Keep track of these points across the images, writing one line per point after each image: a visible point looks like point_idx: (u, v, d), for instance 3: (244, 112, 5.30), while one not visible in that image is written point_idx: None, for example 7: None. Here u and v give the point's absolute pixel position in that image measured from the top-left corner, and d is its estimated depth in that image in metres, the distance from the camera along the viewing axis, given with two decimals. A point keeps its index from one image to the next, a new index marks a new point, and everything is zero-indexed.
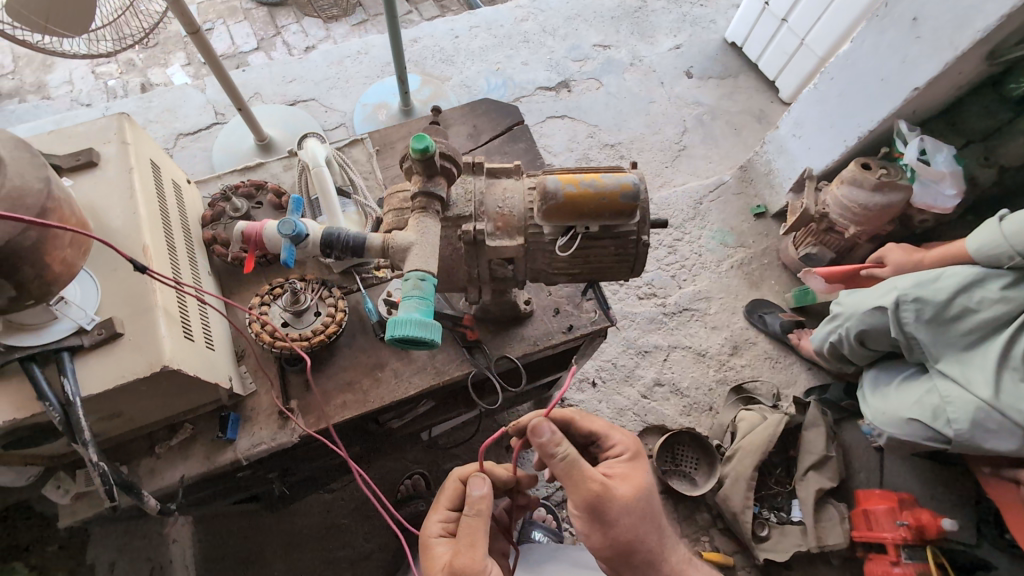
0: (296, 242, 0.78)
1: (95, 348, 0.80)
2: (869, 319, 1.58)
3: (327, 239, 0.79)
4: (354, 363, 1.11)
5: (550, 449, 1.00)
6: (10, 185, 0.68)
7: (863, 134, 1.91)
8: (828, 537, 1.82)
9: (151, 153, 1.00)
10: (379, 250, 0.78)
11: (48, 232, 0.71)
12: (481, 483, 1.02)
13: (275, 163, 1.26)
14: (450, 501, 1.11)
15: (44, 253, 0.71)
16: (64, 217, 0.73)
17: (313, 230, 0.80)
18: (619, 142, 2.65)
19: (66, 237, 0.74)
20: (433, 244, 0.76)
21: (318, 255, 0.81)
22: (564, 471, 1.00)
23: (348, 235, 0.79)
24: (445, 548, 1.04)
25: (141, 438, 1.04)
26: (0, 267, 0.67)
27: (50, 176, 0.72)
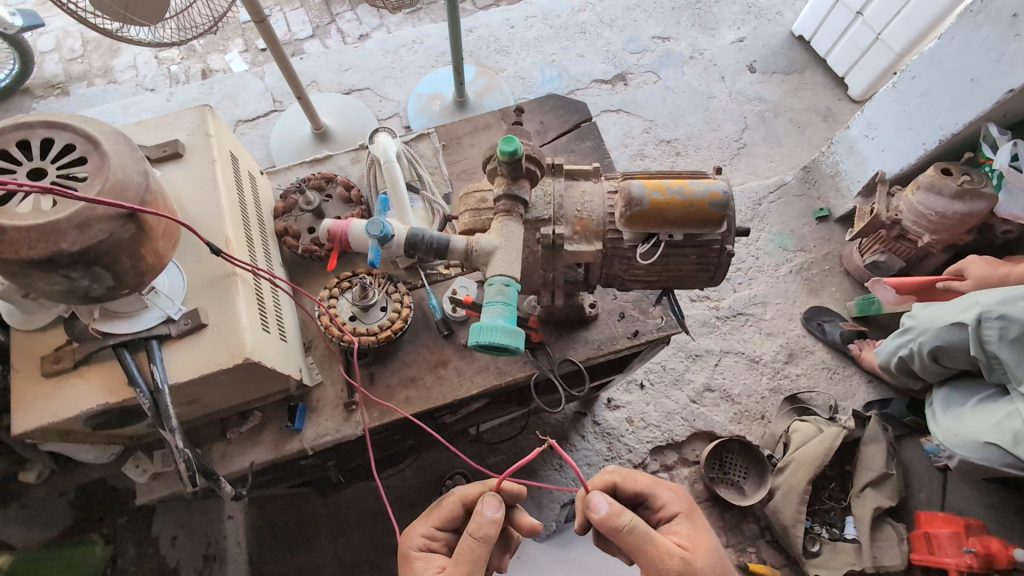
0: (382, 244, 0.78)
1: (181, 337, 0.82)
2: (947, 334, 1.49)
3: (410, 240, 0.77)
4: (417, 359, 1.12)
5: (614, 522, 1.04)
6: (114, 178, 0.68)
7: (945, 138, 1.79)
8: (884, 558, 1.75)
9: (231, 145, 1.02)
10: (462, 252, 0.76)
11: (146, 225, 0.72)
12: (494, 506, 1.02)
13: (343, 156, 1.26)
14: (441, 518, 1.13)
15: (141, 246, 0.72)
16: (159, 210, 0.74)
17: (398, 230, 0.77)
18: (676, 139, 2.60)
19: (159, 231, 0.75)
20: (516, 250, 0.74)
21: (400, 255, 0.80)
22: (637, 546, 1.04)
23: (433, 237, 0.76)
24: (423, 565, 1.07)
25: (213, 423, 1.07)
26: (103, 260, 0.69)
27: (148, 169, 0.73)
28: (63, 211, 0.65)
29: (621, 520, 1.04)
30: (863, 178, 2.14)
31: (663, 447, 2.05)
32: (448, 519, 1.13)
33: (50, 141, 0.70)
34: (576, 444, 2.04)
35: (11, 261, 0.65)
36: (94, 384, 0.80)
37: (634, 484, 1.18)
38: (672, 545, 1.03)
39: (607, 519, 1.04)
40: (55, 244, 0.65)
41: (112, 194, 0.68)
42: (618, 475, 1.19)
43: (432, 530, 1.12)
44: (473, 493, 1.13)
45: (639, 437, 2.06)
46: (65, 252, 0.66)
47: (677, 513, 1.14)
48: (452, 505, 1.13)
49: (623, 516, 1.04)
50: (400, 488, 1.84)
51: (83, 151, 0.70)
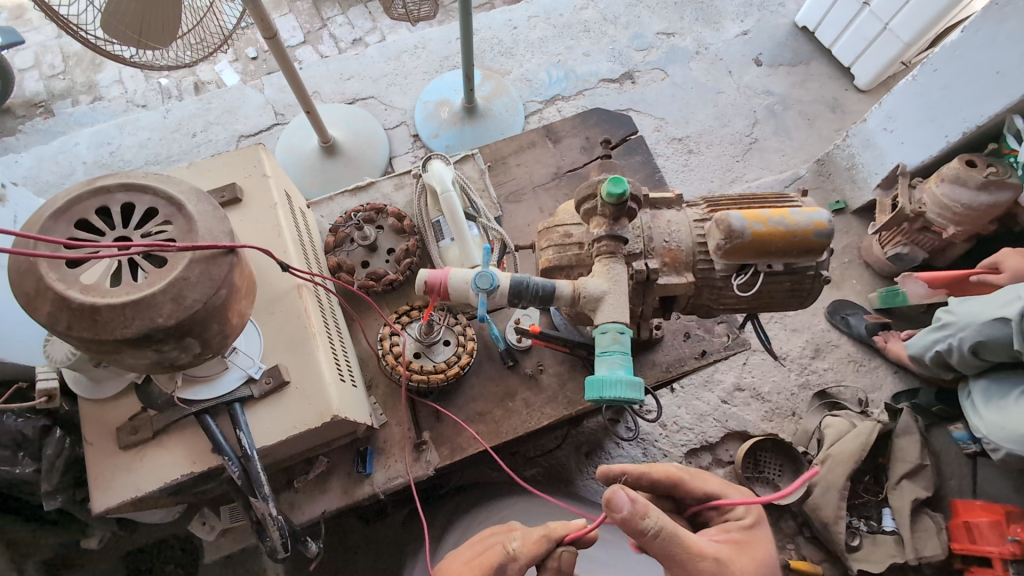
0: (490, 297, 0.77)
1: (264, 397, 0.80)
2: (988, 329, 1.50)
3: (519, 291, 0.77)
4: (484, 393, 1.09)
5: (636, 523, 0.81)
6: (204, 241, 0.74)
7: (969, 130, 1.81)
8: (924, 548, 1.77)
9: (286, 183, 0.98)
10: (570, 299, 0.77)
11: (234, 289, 0.76)
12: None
13: (386, 182, 1.22)
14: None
15: (228, 309, 0.76)
16: (244, 272, 0.79)
17: (503, 280, 0.77)
18: (687, 136, 2.58)
19: (242, 292, 0.79)
20: (624, 294, 0.77)
21: (505, 306, 0.79)
22: (664, 549, 0.82)
23: (541, 284, 0.77)
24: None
25: (278, 472, 1.02)
26: (194, 330, 0.73)
27: (231, 229, 0.78)
28: (159, 282, 0.70)
29: (644, 521, 0.81)
30: (881, 172, 2.15)
31: (698, 449, 2.04)
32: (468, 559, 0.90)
33: (134, 205, 0.77)
34: (611, 452, 2.02)
35: (106, 337, 0.70)
36: (175, 454, 0.81)
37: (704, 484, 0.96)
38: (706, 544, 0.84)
39: (630, 520, 0.81)
40: (151, 319, 0.70)
41: (201, 264, 0.73)
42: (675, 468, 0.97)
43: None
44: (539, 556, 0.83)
45: (673, 441, 2.05)
46: (160, 327, 0.71)
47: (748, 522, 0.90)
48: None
49: (648, 518, 0.81)
50: None
51: (170, 214, 0.76)
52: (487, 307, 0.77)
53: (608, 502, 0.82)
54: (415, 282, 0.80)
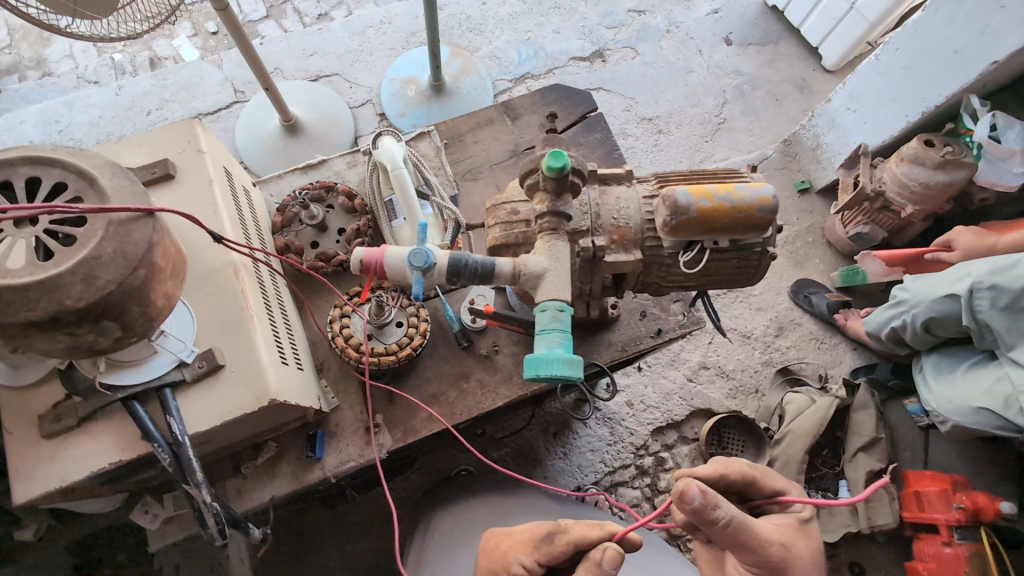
0: (426, 275, 0.75)
1: (197, 382, 0.78)
2: (938, 306, 1.54)
3: (456, 269, 0.76)
4: (438, 374, 1.08)
5: (709, 512, 0.85)
6: (115, 216, 0.71)
7: (928, 110, 1.84)
8: (878, 518, 1.83)
9: (224, 160, 0.93)
10: (510, 276, 0.75)
11: (155, 268, 0.73)
12: (615, 561, 0.84)
13: (338, 159, 1.18)
14: (547, 556, 0.90)
15: (150, 289, 0.73)
16: (167, 251, 0.76)
17: (440, 257, 0.76)
18: (657, 116, 2.56)
19: (167, 270, 0.76)
20: (567, 273, 0.76)
21: (444, 284, 0.78)
22: (734, 537, 0.88)
23: (476, 260, 0.76)
24: None
25: (225, 458, 1.00)
26: (110, 311, 0.70)
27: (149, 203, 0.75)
28: (65, 262, 0.66)
29: (716, 511, 0.86)
30: (844, 151, 2.17)
31: (664, 427, 2.06)
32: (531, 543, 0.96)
33: (41, 179, 0.73)
34: (579, 431, 2.04)
35: (9, 321, 0.67)
36: (103, 442, 0.78)
37: (773, 480, 1.01)
38: (770, 529, 0.92)
39: (702, 510, 0.85)
40: (58, 301, 0.67)
41: (114, 241, 0.70)
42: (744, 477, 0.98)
43: (534, 564, 0.91)
44: (590, 538, 0.89)
45: (640, 420, 2.06)
46: (69, 309, 0.67)
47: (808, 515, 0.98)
48: (562, 547, 0.90)
49: (719, 508, 0.86)
50: (407, 490, 1.84)
51: (80, 188, 0.73)
52: (423, 286, 0.76)
53: (679, 493, 0.85)
54: (352, 261, 0.78)
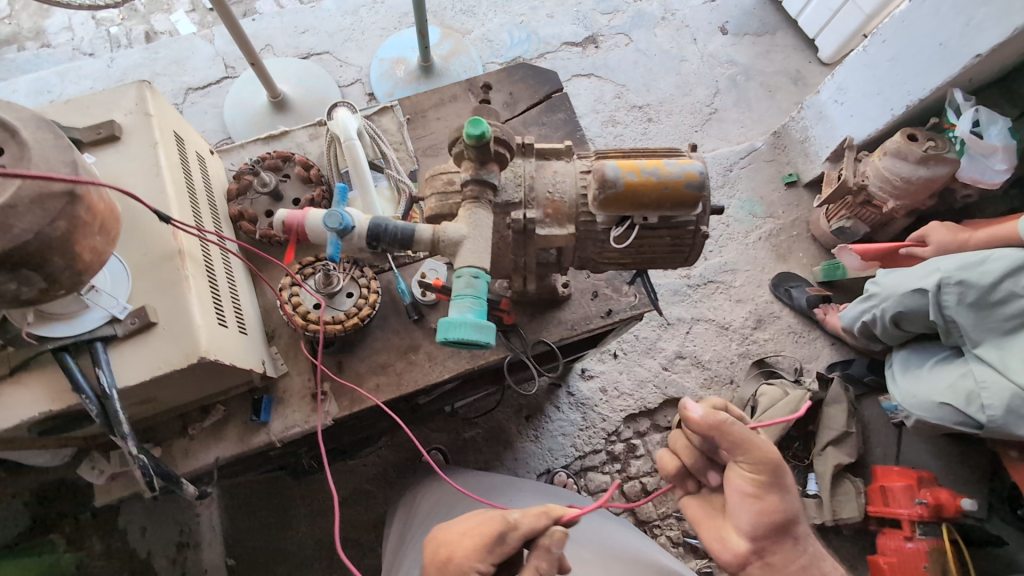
0: (344, 236, 0.77)
1: (128, 338, 0.80)
2: (908, 300, 1.53)
3: (376, 233, 0.78)
4: (387, 345, 1.09)
5: (714, 415, 0.92)
6: (38, 169, 0.72)
7: (912, 104, 1.82)
8: (843, 511, 1.83)
9: (174, 124, 0.94)
10: (429, 244, 0.76)
11: (76, 221, 0.74)
12: (562, 544, 0.84)
13: (301, 131, 1.19)
14: (500, 556, 0.84)
15: (73, 242, 0.74)
16: (93, 205, 0.77)
17: (360, 221, 0.78)
18: (647, 104, 2.54)
19: (94, 225, 0.77)
20: (485, 239, 0.76)
21: (364, 247, 0.80)
22: (737, 443, 0.91)
23: (397, 227, 0.77)
24: None
25: (173, 419, 1.02)
26: (31, 261, 0.71)
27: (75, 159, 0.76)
28: None
29: (719, 416, 0.92)
30: (831, 144, 2.15)
31: (636, 415, 2.06)
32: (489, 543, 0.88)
33: None
34: (551, 415, 2.04)
35: None
36: (34, 393, 0.81)
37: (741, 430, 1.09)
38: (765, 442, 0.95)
39: (706, 415, 0.92)
40: None
41: (34, 192, 0.70)
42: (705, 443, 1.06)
43: (491, 567, 0.84)
44: (539, 527, 0.85)
45: (612, 406, 2.06)
46: None
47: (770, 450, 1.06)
48: (514, 543, 0.85)
49: (719, 413, 0.93)
50: (376, 466, 1.86)
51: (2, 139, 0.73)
52: (339, 246, 0.78)
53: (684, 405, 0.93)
54: (275, 223, 0.82)
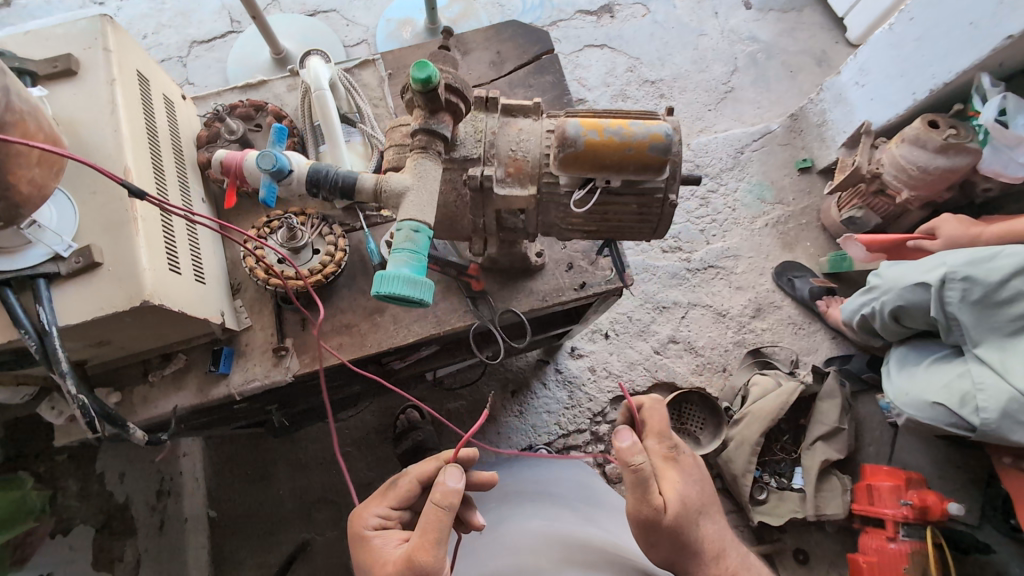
0: (281, 172, 0.84)
1: (72, 276, 0.80)
2: (909, 294, 1.46)
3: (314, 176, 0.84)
4: (353, 305, 1.07)
5: (628, 457, 0.92)
6: None
7: (936, 88, 1.72)
8: (826, 507, 1.78)
9: (137, 63, 0.95)
10: (372, 192, 0.79)
11: (9, 150, 0.71)
12: (457, 476, 0.94)
13: (279, 82, 1.19)
14: (396, 498, 1.04)
15: (7, 172, 0.71)
16: (27, 132, 0.74)
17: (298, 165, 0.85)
18: (661, 79, 2.44)
19: (31, 156, 0.74)
20: (428, 192, 0.76)
21: (304, 190, 0.85)
22: (635, 487, 0.93)
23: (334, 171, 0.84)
24: (383, 542, 0.98)
25: (134, 365, 1.02)
26: None
27: (11, 85, 0.73)
28: None
29: (635, 458, 0.92)
30: (848, 129, 2.05)
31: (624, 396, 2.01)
32: (405, 498, 1.04)
33: None
34: (537, 392, 2.00)
35: None
36: None
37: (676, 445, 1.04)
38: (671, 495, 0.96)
39: (625, 451, 0.93)
40: None
41: None
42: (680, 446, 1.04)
43: (388, 511, 1.03)
44: (429, 471, 1.05)
45: (600, 386, 2.01)
46: None
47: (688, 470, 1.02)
48: (407, 486, 1.05)
49: (635, 456, 0.92)
50: (358, 429, 1.87)
51: None
52: (277, 182, 0.84)
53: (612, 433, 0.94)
54: (214, 162, 0.91)
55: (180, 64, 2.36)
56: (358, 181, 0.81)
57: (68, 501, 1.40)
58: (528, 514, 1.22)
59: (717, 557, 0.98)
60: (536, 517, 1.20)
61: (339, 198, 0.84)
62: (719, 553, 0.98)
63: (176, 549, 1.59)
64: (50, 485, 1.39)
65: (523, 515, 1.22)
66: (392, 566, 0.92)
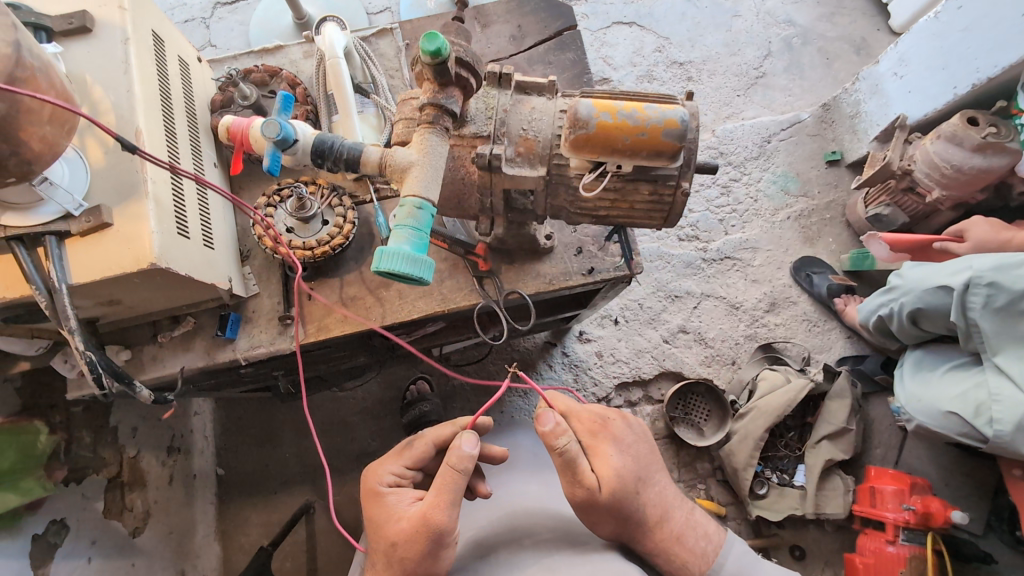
0: (286, 144, 0.82)
1: (82, 236, 0.82)
2: (929, 297, 1.43)
3: (320, 149, 0.83)
4: (360, 278, 1.07)
5: (550, 441, 0.93)
6: None
7: (979, 83, 1.64)
8: (826, 506, 1.77)
9: (153, 23, 0.95)
10: (376, 164, 0.79)
11: (23, 106, 0.71)
12: (472, 441, 0.95)
13: (295, 48, 1.18)
14: (411, 458, 1.07)
15: (19, 129, 0.72)
16: (39, 90, 0.74)
17: (303, 136, 0.83)
18: (689, 61, 2.36)
19: (44, 114, 0.74)
20: (434, 168, 0.75)
21: (311, 162, 0.85)
22: (564, 470, 0.93)
23: (339, 146, 0.82)
24: (395, 499, 1.01)
25: (145, 325, 1.05)
26: None
27: (20, 40, 0.71)
28: None
29: (558, 441, 0.92)
30: (882, 123, 1.97)
31: (629, 383, 2.00)
32: (421, 459, 1.07)
33: None
34: (542, 373, 2.00)
35: None
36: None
37: (607, 420, 1.01)
38: (605, 470, 0.94)
39: (549, 435, 0.93)
40: None
41: None
42: (601, 414, 1.01)
43: (404, 470, 1.06)
44: (444, 436, 1.08)
45: (606, 372, 2.01)
46: None
47: (621, 438, 1.00)
48: (423, 447, 1.08)
49: (559, 439, 0.92)
50: (363, 399, 1.90)
51: None
52: (281, 152, 0.83)
53: (535, 418, 0.94)
54: (221, 128, 0.90)
55: (203, 26, 2.35)
56: (364, 153, 0.82)
57: (80, 451, 1.43)
58: (523, 479, 1.23)
59: (660, 524, 0.99)
60: (534, 481, 1.22)
61: (346, 170, 0.84)
62: (661, 519, 0.99)
63: (183, 504, 1.64)
64: (66, 434, 1.41)
65: (518, 481, 1.22)
66: (405, 522, 0.94)
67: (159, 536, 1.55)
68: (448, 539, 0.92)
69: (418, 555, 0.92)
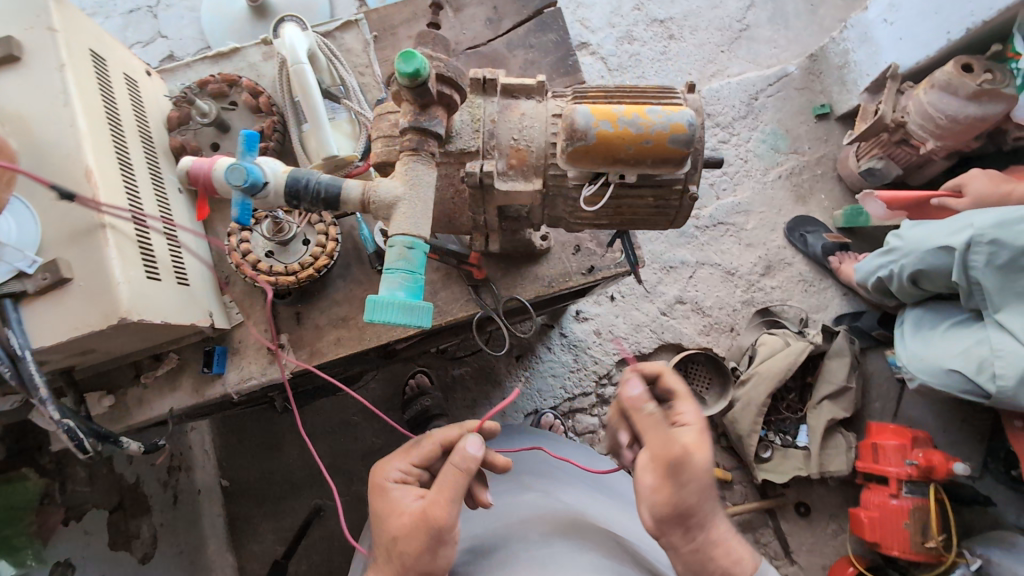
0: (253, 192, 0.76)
1: (42, 293, 0.76)
2: (930, 257, 1.41)
3: (294, 190, 0.76)
4: (348, 297, 1.01)
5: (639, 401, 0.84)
6: None
7: (973, 26, 1.57)
8: (830, 464, 1.79)
9: (89, 40, 0.86)
10: (358, 201, 0.74)
11: None
12: (477, 442, 0.92)
13: (252, 49, 1.09)
14: (419, 456, 1.03)
15: None
16: None
17: (272, 179, 0.76)
18: (670, 18, 2.25)
19: None
20: (422, 202, 0.71)
21: (285, 203, 0.78)
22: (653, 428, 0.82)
23: (316, 185, 0.76)
24: (401, 494, 0.96)
25: (125, 366, 0.99)
26: None
27: None
28: None
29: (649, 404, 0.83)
30: (872, 73, 1.91)
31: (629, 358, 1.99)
32: (429, 459, 1.03)
33: None
34: (542, 356, 1.97)
35: None
36: None
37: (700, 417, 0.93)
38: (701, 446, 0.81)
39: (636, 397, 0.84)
40: None
41: None
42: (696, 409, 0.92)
43: (410, 467, 1.02)
44: (452, 436, 1.04)
45: (606, 349, 1.98)
46: None
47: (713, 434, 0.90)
48: (431, 445, 1.03)
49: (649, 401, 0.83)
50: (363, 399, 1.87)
51: None
52: (250, 200, 0.77)
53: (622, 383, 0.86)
54: (179, 170, 0.82)
55: (150, 16, 2.17)
56: (343, 189, 0.76)
57: (77, 487, 1.39)
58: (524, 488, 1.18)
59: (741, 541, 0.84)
60: (532, 489, 1.17)
61: (324, 209, 0.78)
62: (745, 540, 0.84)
63: (189, 522, 1.63)
64: (56, 475, 1.37)
65: (524, 483, 1.21)
66: (406, 518, 0.91)
67: (168, 558, 1.53)
68: (448, 535, 0.88)
69: (417, 552, 0.88)
